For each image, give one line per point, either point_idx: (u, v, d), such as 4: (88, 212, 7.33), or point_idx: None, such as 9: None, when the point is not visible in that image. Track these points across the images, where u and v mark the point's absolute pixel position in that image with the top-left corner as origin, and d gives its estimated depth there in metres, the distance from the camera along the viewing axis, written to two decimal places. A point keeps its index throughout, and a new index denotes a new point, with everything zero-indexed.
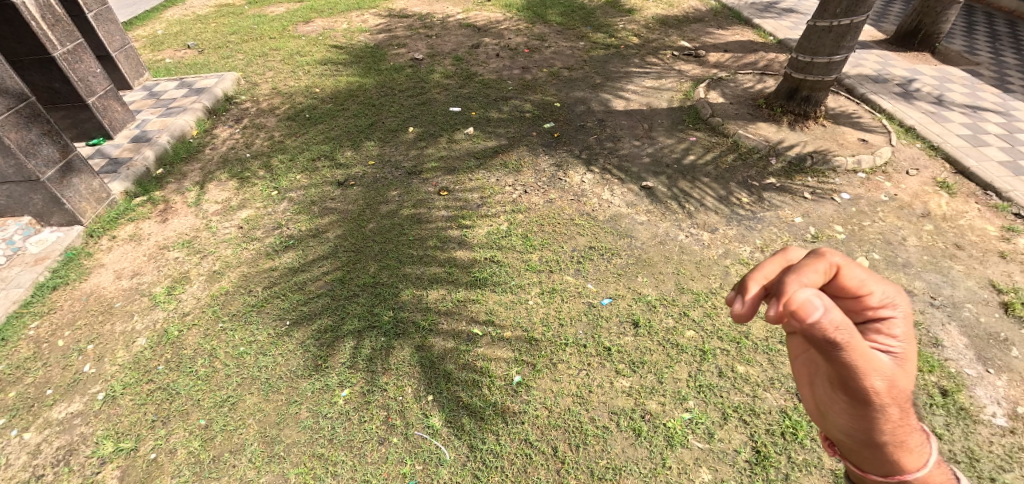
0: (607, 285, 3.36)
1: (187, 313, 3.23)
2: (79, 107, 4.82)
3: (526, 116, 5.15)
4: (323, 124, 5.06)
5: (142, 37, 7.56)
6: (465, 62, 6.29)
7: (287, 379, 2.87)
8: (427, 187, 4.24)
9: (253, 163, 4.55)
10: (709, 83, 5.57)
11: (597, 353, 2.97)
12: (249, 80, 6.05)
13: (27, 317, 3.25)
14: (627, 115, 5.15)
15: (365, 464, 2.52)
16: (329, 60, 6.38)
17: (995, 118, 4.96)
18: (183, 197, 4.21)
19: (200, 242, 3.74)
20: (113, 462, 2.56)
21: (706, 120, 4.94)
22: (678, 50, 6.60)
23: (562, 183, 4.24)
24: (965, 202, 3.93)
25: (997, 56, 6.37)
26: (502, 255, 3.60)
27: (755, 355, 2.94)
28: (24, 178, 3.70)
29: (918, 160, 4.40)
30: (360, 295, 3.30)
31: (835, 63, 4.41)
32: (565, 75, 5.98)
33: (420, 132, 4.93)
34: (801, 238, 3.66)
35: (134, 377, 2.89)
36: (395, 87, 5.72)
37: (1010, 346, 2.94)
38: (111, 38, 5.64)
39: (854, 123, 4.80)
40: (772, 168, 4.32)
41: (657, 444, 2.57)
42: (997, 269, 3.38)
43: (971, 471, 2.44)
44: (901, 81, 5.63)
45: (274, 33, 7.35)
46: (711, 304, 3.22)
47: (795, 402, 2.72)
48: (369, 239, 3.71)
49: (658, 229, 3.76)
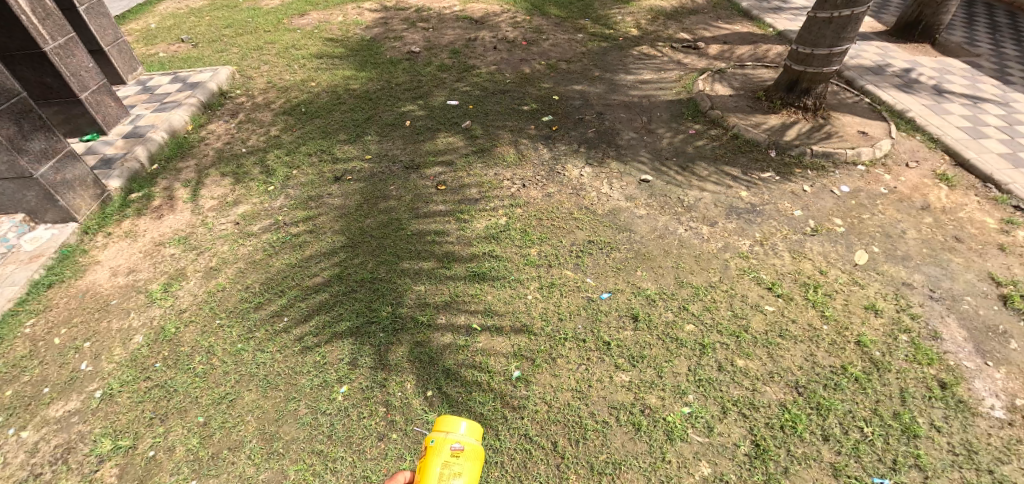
0: (606, 280, 3.35)
1: (184, 310, 3.22)
2: (72, 101, 4.76)
3: (525, 109, 5.11)
4: (321, 118, 5.02)
5: (135, 31, 7.48)
6: (462, 55, 6.24)
7: (286, 376, 2.86)
8: (426, 181, 4.22)
9: (249, 158, 4.52)
10: (710, 75, 5.52)
11: (597, 348, 2.97)
12: (244, 73, 5.99)
13: (23, 314, 3.23)
14: (626, 108, 5.12)
15: (365, 460, 2.52)
16: (325, 53, 6.31)
17: (996, 110, 4.94)
18: (179, 192, 4.18)
19: (196, 239, 3.71)
20: (111, 460, 2.55)
21: (705, 112, 4.91)
22: (678, 42, 6.55)
23: (561, 177, 4.22)
24: (964, 195, 3.92)
25: (997, 48, 6.34)
26: (501, 249, 3.58)
27: (755, 348, 2.94)
28: (17, 175, 3.67)
29: (917, 153, 4.38)
30: (359, 291, 3.29)
31: (835, 54, 4.37)
32: (563, 68, 5.93)
33: (417, 126, 4.89)
34: (801, 231, 3.65)
35: (132, 374, 2.88)
36: (392, 80, 5.67)
37: (1009, 339, 2.94)
38: (104, 32, 5.57)
39: (854, 115, 4.79)
40: (772, 161, 4.30)
41: (657, 438, 2.58)
42: (997, 262, 3.37)
43: (970, 464, 2.45)
44: (901, 72, 5.61)
45: (269, 26, 7.27)
46: (711, 297, 3.21)
47: (795, 395, 2.72)
48: (367, 235, 3.69)
49: (658, 223, 3.75)
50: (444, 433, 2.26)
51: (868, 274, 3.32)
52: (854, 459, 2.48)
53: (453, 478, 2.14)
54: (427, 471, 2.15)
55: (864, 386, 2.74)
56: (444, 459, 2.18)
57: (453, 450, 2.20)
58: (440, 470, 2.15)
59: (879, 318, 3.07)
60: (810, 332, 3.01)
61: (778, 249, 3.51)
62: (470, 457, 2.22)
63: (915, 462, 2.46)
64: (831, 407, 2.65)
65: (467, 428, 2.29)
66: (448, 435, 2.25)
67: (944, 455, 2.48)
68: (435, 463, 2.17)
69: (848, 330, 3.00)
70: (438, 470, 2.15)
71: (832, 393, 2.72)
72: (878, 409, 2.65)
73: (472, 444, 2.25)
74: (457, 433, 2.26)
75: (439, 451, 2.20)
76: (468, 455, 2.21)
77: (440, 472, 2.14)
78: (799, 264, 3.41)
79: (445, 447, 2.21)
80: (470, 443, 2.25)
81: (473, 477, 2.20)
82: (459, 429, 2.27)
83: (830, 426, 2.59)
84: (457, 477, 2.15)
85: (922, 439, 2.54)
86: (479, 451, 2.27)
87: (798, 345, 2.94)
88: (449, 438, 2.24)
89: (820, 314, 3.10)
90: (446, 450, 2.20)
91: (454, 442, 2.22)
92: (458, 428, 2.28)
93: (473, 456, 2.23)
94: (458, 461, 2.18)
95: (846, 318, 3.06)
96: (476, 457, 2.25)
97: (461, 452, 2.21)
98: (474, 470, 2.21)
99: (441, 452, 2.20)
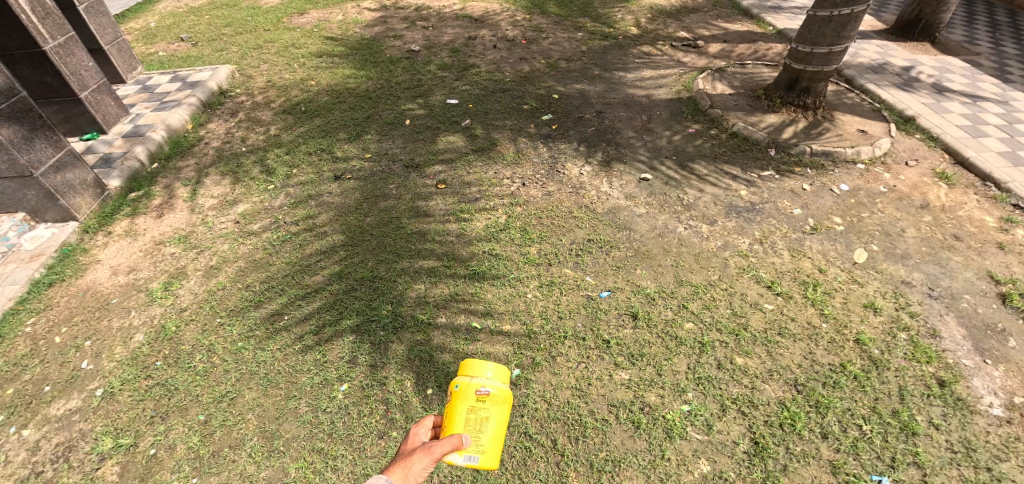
0: (606, 278, 3.36)
1: (185, 309, 3.22)
2: (72, 101, 4.77)
3: (524, 108, 5.12)
4: (321, 117, 5.02)
5: (135, 30, 7.47)
6: (462, 54, 6.23)
7: (287, 374, 2.87)
8: (426, 180, 4.22)
9: (249, 157, 4.52)
10: (710, 74, 5.52)
11: (597, 346, 2.98)
12: (244, 72, 5.99)
13: (24, 313, 3.23)
14: (626, 106, 5.12)
15: (365, 457, 2.53)
16: (324, 52, 6.31)
17: (995, 108, 4.94)
18: (179, 191, 4.19)
19: (196, 238, 3.72)
20: (112, 458, 2.56)
21: (705, 111, 4.91)
22: (677, 41, 6.54)
23: (561, 175, 4.22)
24: (963, 194, 3.93)
25: (996, 46, 6.33)
26: (501, 247, 3.59)
27: (754, 346, 2.94)
28: (17, 174, 3.67)
29: (917, 151, 4.39)
30: (359, 289, 3.29)
31: (835, 53, 4.37)
32: (563, 67, 5.93)
33: (417, 125, 4.89)
34: (800, 229, 3.65)
35: (133, 373, 2.88)
36: (392, 79, 5.67)
37: (1008, 337, 2.95)
38: (103, 31, 5.57)
39: (854, 113, 4.79)
40: (772, 160, 4.30)
41: (657, 436, 2.59)
42: (996, 260, 3.38)
43: (968, 462, 2.46)
44: (901, 70, 5.61)
45: (268, 25, 7.27)
46: (710, 296, 3.22)
47: (794, 393, 2.73)
48: (367, 233, 3.69)
49: (657, 222, 3.75)
50: (470, 377, 2.16)
51: (867, 272, 3.33)
52: (852, 457, 2.49)
53: (481, 423, 2.11)
54: (453, 416, 2.12)
55: (863, 383, 2.75)
56: (470, 405, 2.12)
57: (479, 395, 2.12)
58: (466, 416, 2.11)
59: (878, 317, 3.07)
60: (809, 330, 3.01)
61: (777, 248, 3.52)
62: (498, 401, 2.15)
63: (913, 460, 2.47)
64: (830, 405, 2.66)
65: (494, 371, 2.19)
66: (473, 379, 2.16)
67: (942, 453, 2.49)
68: (462, 408, 2.12)
69: (847, 329, 3.01)
70: (464, 416, 2.11)
71: (831, 391, 2.73)
72: (876, 407, 2.65)
73: (500, 389, 2.16)
74: (484, 377, 2.17)
75: (464, 396, 2.13)
76: (497, 401, 2.14)
77: (466, 418, 2.11)
78: (799, 263, 3.42)
79: (471, 392, 2.13)
80: (498, 387, 2.16)
81: (501, 420, 2.17)
82: (486, 373, 2.17)
83: (828, 424, 2.60)
84: (485, 422, 2.12)
85: (921, 437, 2.55)
86: (507, 395, 2.18)
87: (797, 343, 2.95)
88: (475, 383, 2.15)
89: (819, 313, 3.10)
90: (473, 395, 2.12)
91: (481, 386, 2.14)
92: (486, 372, 2.18)
93: (502, 401, 2.16)
94: (485, 407, 2.13)
95: (845, 316, 3.07)
96: (504, 402, 2.17)
97: (488, 396, 2.13)
98: (502, 414, 2.16)
99: (467, 398, 2.12)
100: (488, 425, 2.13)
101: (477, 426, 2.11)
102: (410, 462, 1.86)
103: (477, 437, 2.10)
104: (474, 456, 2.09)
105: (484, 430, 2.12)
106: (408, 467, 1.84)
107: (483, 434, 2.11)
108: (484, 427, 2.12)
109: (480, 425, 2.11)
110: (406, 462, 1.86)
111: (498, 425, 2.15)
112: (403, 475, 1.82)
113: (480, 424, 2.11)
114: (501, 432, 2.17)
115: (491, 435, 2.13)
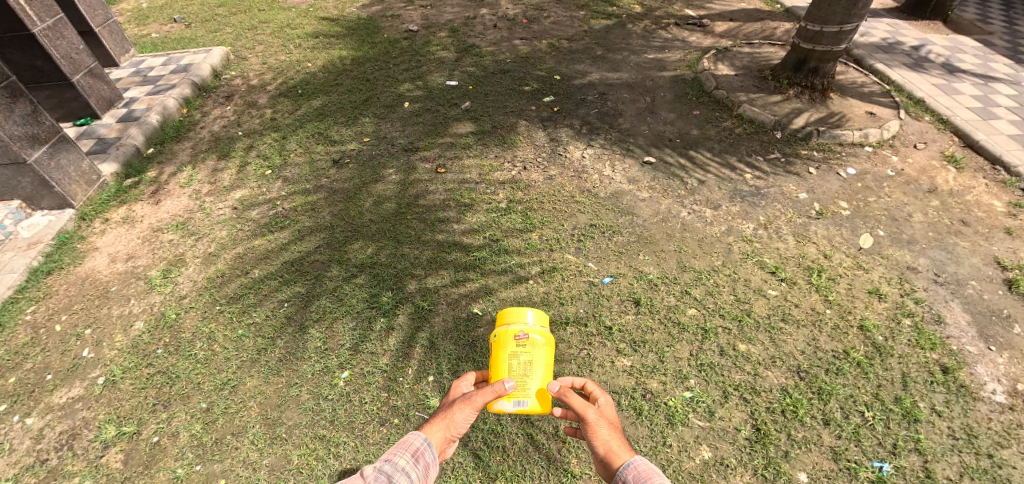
0: (608, 264, 3.33)
1: (184, 296, 3.20)
2: (64, 85, 4.69)
3: (525, 89, 5.02)
4: (318, 100, 4.93)
5: (127, 11, 7.31)
6: (462, 34, 6.10)
7: (287, 362, 2.86)
8: (425, 163, 4.16)
9: (245, 142, 4.45)
10: (715, 53, 5.39)
11: (598, 332, 2.96)
12: (239, 54, 5.87)
13: (24, 301, 3.21)
14: (629, 88, 5.02)
15: (367, 445, 2.54)
16: (321, 32, 6.18)
17: (1007, 89, 4.83)
18: (176, 177, 4.13)
19: (195, 224, 3.68)
20: (116, 446, 2.57)
21: (710, 92, 4.80)
22: (683, 19, 6.39)
23: (563, 158, 4.16)
24: (972, 178, 3.87)
25: (1010, 25, 6.18)
26: (502, 233, 3.54)
27: (757, 333, 2.92)
28: (11, 161, 3.63)
29: (926, 134, 4.30)
30: (360, 276, 3.27)
31: (846, 32, 4.26)
32: (565, 47, 5.81)
33: (416, 107, 4.80)
34: (805, 214, 3.60)
35: (134, 361, 2.88)
36: (390, 60, 5.56)
37: (1013, 324, 2.93)
38: (94, 12, 5.44)
39: (862, 94, 4.69)
40: (778, 143, 4.22)
41: (657, 423, 2.59)
42: (1003, 245, 3.34)
43: (969, 448, 2.47)
44: (912, 50, 5.49)
45: (263, 4, 7.12)
46: (713, 282, 3.19)
47: (796, 380, 2.72)
48: (366, 219, 3.65)
49: (660, 206, 3.71)
50: (509, 325, 2.07)
51: (872, 258, 3.29)
52: (854, 444, 2.49)
53: (526, 368, 1.98)
54: (496, 366, 2.02)
55: (865, 370, 2.74)
56: (511, 351, 2.01)
57: (518, 341, 2.01)
58: (510, 362, 2.00)
59: (882, 303, 3.05)
60: (812, 316, 2.99)
61: (781, 233, 3.47)
62: (541, 346, 2.02)
63: (914, 446, 2.47)
64: (832, 391, 2.66)
65: (534, 317, 2.09)
66: (513, 326, 2.06)
67: (944, 440, 2.49)
68: (504, 355, 2.01)
69: (850, 315, 2.99)
70: (507, 363, 2.00)
71: (833, 378, 2.72)
72: (878, 395, 2.65)
73: (542, 333, 2.05)
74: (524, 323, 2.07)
75: (504, 344, 2.03)
76: (540, 344, 2.02)
77: (510, 365, 1.99)
78: (803, 248, 3.38)
79: (510, 338, 2.03)
80: (539, 331, 2.05)
81: (549, 364, 2.04)
82: (526, 319, 2.08)
83: (830, 411, 2.60)
84: (530, 366, 1.99)
85: (923, 423, 2.54)
86: (551, 339, 2.07)
87: (800, 329, 2.93)
88: (512, 329, 2.05)
89: (822, 299, 3.08)
90: (512, 341, 2.02)
91: (520, 331, 2.03)
92: (526, 318, 2.08)
93: (546, 344, 2.04)
94: (527, 351, 2.00)
95: (849, 303, 3.05)
96: (549, 346, 2.05)
97: (529, 341, 2.02)
98: (548, 357, 2.03)
99: (507, 344, 2.02)
100: (535, 370, 1.99)
101: (522, 370, 1.98)
102: (452, 414, 1.84)
103: (523, 383, 1.96)
104: (524, 401, 1.95)
105: (531, 374, 1.99)
106: (450, 419, 1.83)
107: (530, 379, 1.97)
108: (531, 371, 1.98)
109: (526, 369, 1.98)
110: (447, 414, 1.84)
111: (546, 369, 2.01)
112: (445, 427, 1.82)
113: (525, 369, 1.98)
114: (551, 376, 2.04)
115: (541, 380, 1.99)
